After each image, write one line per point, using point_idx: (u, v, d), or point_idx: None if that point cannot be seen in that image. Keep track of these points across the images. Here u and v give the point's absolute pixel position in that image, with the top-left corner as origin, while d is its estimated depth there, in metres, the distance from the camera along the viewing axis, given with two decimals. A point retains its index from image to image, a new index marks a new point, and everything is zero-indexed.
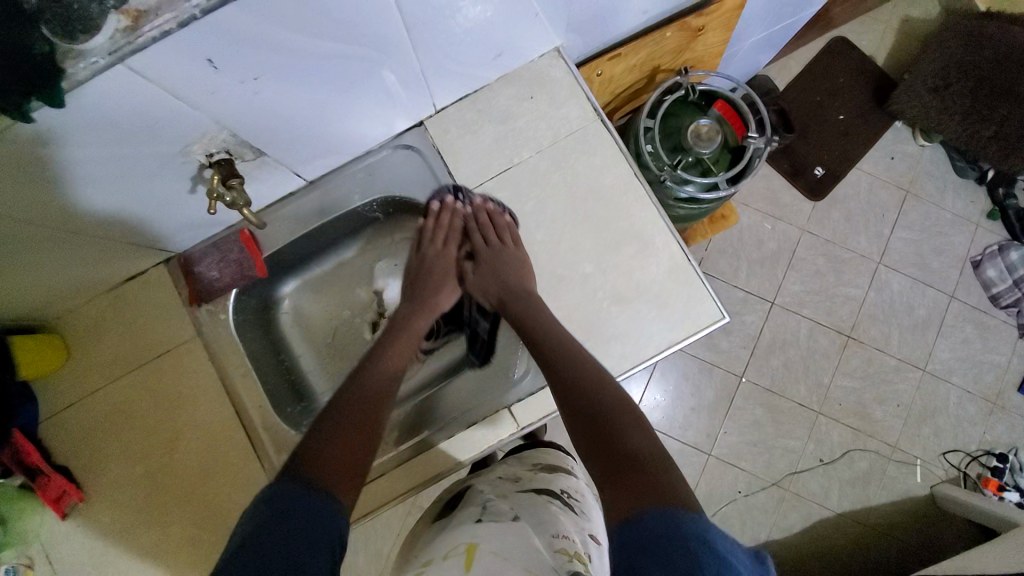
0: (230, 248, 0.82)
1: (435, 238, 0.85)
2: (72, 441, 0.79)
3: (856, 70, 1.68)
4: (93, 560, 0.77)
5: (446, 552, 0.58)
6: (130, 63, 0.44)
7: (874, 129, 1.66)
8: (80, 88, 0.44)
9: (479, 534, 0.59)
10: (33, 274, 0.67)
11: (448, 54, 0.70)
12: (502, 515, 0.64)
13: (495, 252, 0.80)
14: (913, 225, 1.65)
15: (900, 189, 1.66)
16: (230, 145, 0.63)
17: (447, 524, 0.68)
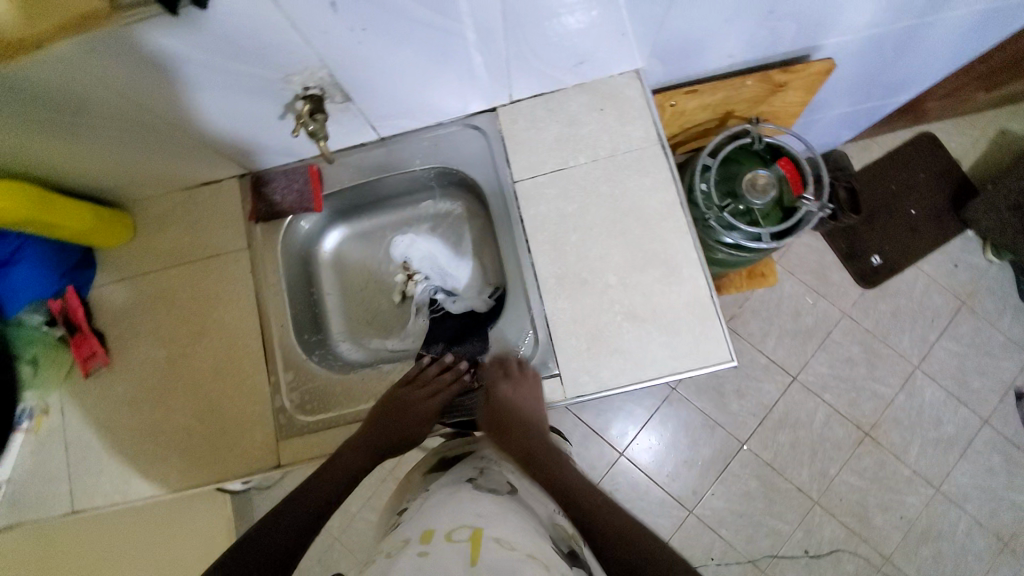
0: (296, 177, 0.88)
1: (426, 383, 0.84)
2: (113, 312, 0.87)
3: (937, 169, 1.64)
4: (100, 420, 0.85)
5: (448, 530, 0.59)
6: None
7: (942, 231, 1.61)
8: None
9: (483, 515, 0.62)
10: (127, 156, 0.77)
11: (535, 50, 0.74)
12: (498, 487, 0.72)
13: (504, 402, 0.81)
14: (962, 338, 1.57)
15: (956, 299, 1.59)
16: (324, 84, 0.70)
17: (437, 498, 0.70)
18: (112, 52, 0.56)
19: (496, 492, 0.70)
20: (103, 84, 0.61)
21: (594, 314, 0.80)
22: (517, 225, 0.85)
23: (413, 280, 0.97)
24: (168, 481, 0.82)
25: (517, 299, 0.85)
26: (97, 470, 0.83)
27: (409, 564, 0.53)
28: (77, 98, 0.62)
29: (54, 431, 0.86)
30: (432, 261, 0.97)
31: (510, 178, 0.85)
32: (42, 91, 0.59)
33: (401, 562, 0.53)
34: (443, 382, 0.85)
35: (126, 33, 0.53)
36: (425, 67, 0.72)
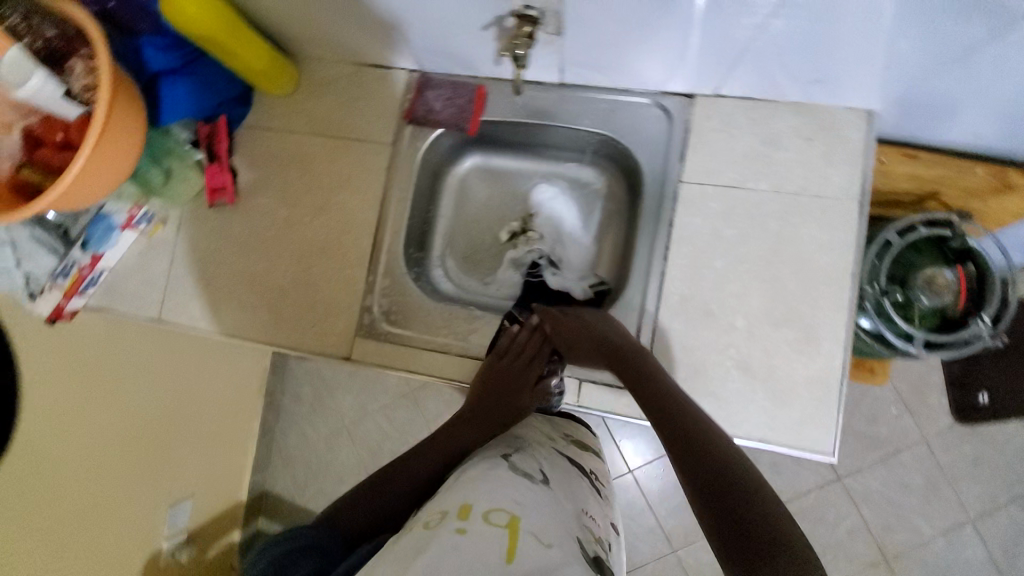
0: (462, 92, 0.83)
1: (518, 347, 0.84)
2: (253, 156, 0.89)
3: None
4: (206, 251, 0.88)
5: (485, 509, 0.54)
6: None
7: None
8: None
9: (521, 504, 0.56)
10: (322, 10, 0.74)
11: (776, 49, 0.65)
12: (533, 473, 0.64)
13: (579, 343, 0.79)
14: None
15: None
16: (550, 9, 0.63)
17: (471, 471, 0.63)
18: None
19: (530, 477, 0.62)
20: None
21: (705, 350, 0.73)
22: (663, 228, 0.76)
23: (526, 235, 0.93)
24: (250, 330, 0.86)
25: (629, 304, 0.78)
26: (191, 293, 0.88)
27: (445, 543, 0.48)
28: None
29: (165, 244, 0.90)
30: (562, 254, 0.92)
31: (677, 175, 0.76)
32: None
33: (436, 541, 0.49)
34: (529, 347, 0.85)
35: None
36: (652, 26, 0.64)
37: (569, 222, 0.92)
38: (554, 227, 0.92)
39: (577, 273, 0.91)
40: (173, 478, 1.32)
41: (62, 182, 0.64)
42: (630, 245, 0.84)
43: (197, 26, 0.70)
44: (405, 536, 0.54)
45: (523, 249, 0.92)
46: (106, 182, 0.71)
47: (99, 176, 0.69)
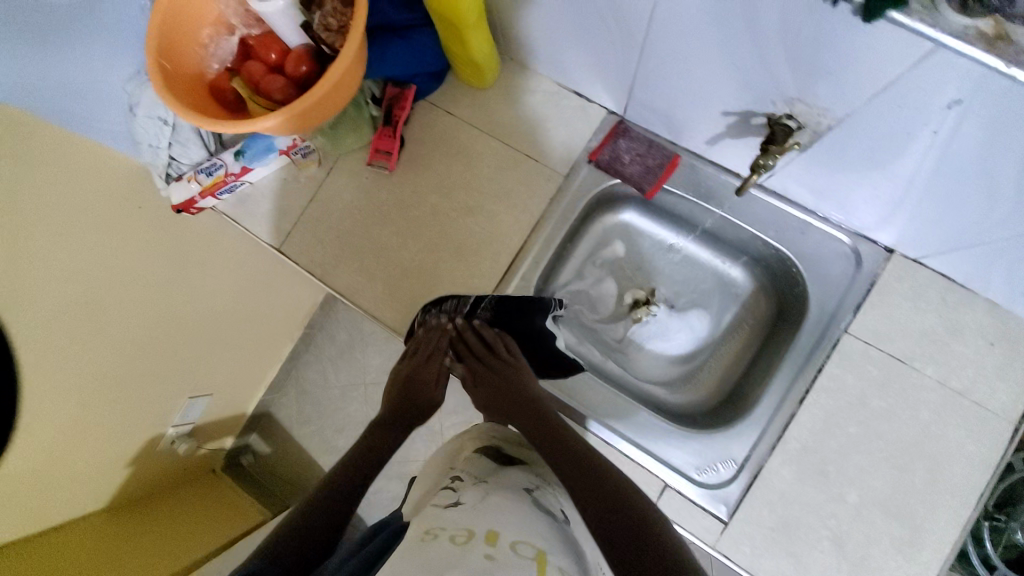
0: (655, 155, 0.80)
1: (426, 340, 0.85)
2: (425, 132, 0.87)
3: None
4: (348, 206, 0.88)
5: (514, 538, 0.50)
6: (965, 56, 0.41)
7: None
8: (900, 26, 0.42)
9: (545, 539, 0.53)
10: (567, 33, 0.72)
11: (1020, 255, 0.61)
12: (556, 510, 0.60)
13: (490, 369, 0.84)
14: None
15: None
16: (812, 129, 0.59)
17: (496, 494, 0.59)
18: None
19: (554, 514, 0.59)
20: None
21: (804, 507, 0.70)
22: (810, 370, 0.72)
23: (648, 309, 0.88)
24: (362, 296, 0.86)
25: (744, 430, 0.73)
26: (318, 238, 0.88)
27: (474, 567, 0.45)
28: None
29: (311, 182, 0.89)
30: (634, 347, 0.90)
31: (845, 325, 0.73)
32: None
33: (466, 563, 0.46)
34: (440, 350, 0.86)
35: None
36: (910, 182, 0.60)
37: (693, 319, 0.88)
38: (676, 314, 0.89)
39: (677, 365, 0.87)
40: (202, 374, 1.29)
41: (294, 109, 0.62)
42: (761, 367, 0.80)
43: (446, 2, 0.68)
44: (424, 545, 0.50)
45: (643, 322, 0.89)
46: (323, 117, 0.68)
47: (321, 112, 0.66)
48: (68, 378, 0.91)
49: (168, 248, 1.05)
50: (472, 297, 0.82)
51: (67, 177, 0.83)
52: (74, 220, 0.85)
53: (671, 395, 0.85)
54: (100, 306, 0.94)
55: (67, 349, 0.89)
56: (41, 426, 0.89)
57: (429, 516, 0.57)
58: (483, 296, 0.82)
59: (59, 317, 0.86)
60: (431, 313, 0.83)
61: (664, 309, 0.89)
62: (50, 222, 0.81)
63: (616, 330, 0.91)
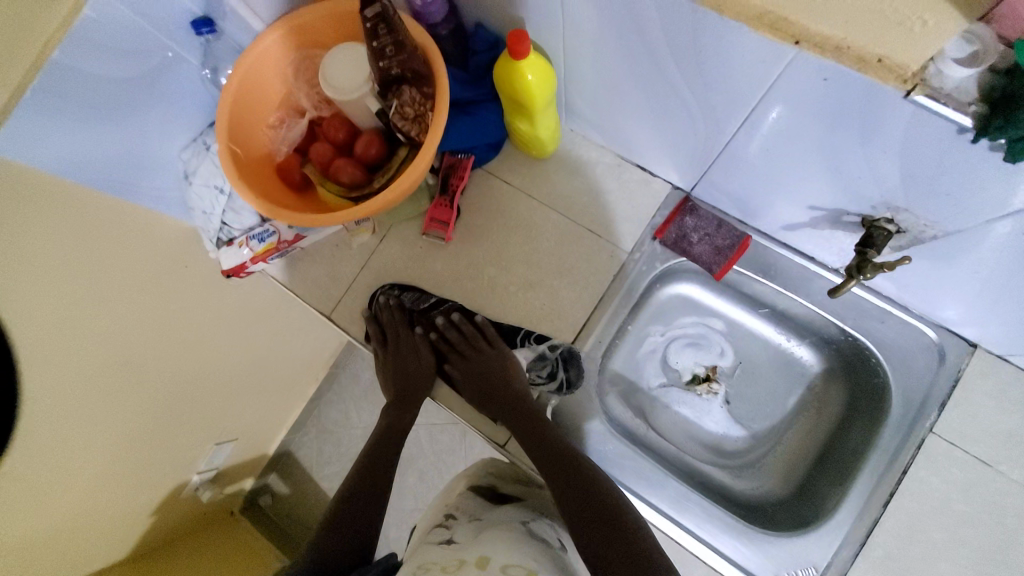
0: (724, 235, 0.77)
1: (392, 326, 0.84)
2: (482, 202, 0.85)
3: None
4: (402, 276, 0.86)
5: (504, 562, 0.59)
6: None
7: None
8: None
9: (538, 562, 0.60)
10: (639, 115, 0.70)
11: None
12: (550, 540, 0.69)
13: (467, 359, 0.83)
14: None
15: None
16: (912, 235, 0.57)
17: (489, 526, 0.67)
18: (824, 93, 0.47)
19: (549, 543, 0.68)
20: (754, 101, 0.53)
21: None
22: (894, 470, 0.69)
23: (708, 385, 0.85)
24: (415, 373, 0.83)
25: (825, 536, 0.69)
26: (371, 307, 0.86)
27: None
28: (716, 80, 0.54)
29: (362, 250, 0.87)
30: (675, 412, 0.85)
31: (929, 423, 0.69)
32: (709, 49, 0.50)
33: None
34: (408, 336, 0.85)
35: (891, 102, 0.43)
36: (1013, 290, 0.57)
37: (757, 403, 0.84)
38: (737, 393, 0.84)
39: (735, 443, 0.83)
40: (228, 418, 1.14)
41: (396, 191, 0.62)
42: (836, 459, 0.76)
43: (516, 87, 0.66)
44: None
45: (702, 400, 0.85)
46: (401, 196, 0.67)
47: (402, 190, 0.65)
48: (105, 439, 0.83)
49: (207, 295, 0.96)
50: (438, 296, 0.84)
51: (120, 235, 0.78)
52: (88, 254, 0.73)
53: (737, 483, 0.80)
54: (112, 330, 0.79)
55: (103, 412, 0.81)
56: (66, 490, 0.79)
57: (425, 553, 0.65)
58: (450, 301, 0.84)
59: (94, 384, 0.78)
60: (392, 299, 0.83)
61: (728, 387, 0.85)
62: (84, 264, 0.72)
63: (674, 409, 0.86)
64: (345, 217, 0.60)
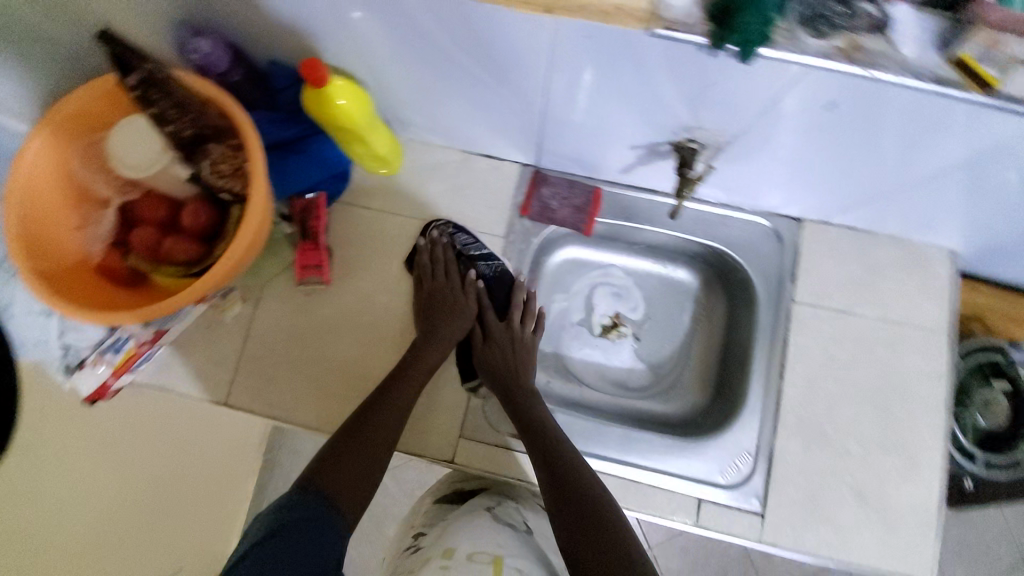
0: (578, 193, 0.83)
1: (440, 269, 0.80)
2: (348, 234, 0.83)
3: None
4: (290, 334, 0.81)
5: (469, 550, 0.62)
6: (832, 69, 0.47)
7: None
8: (774, 59, 0.46)
9: (502, 546, 0.63)
10: (461, 107, 0.72)
11: (904, 198, 0.70)
12: (517, 523, 0.70)
13: (509, 338, 0.80)
14: None
15: None
16: (714, 146, 0.65)
17: (456, 518, 0.70)
18: (592, 47, 0.51)
19: (516, 526, 0.69)
20: (545, 67, 0.57)
21: (821, 472, 0.75)
22: (778, 345, 0.78)
23: (617, 330, 0.90)
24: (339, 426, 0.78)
25: (746, 423, 0.77)
26: (268, 377, 0.80)
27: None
28: (507, 60, 0.58)
29: (239, 322, 0.81)
30: (588, 358, 0.90)
31: (790, 294, 0.80)
32: (484, 32, 0.54)
33: None
34: (454, 277, 0.81)
35: (641, 42, 0.48)
36: (809, 165, 0.66)
37: (661, 330, 0.91)
38: (643, 328, 0.91)
39: (655, 371, 0.89)
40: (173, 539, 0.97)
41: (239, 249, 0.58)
42: (734, 353, 0.84)
43: (330, 113, 0.65)
44: None
45: (617, 346, 0.90)
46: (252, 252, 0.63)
47: (252, 247, 0.62)
48: None
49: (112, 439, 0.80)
50: (488, 251, 0.82)
51: None
52: None
53: (668, 407, 0.86)
54: (11, 447, 0.68)
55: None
56: None
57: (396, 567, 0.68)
58: (501, 263, 0.82)
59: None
60: (450, 242, 0.81)
61: (635, 326, 0.91)
62: None
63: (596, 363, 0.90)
64: (193, 294, 0.55)
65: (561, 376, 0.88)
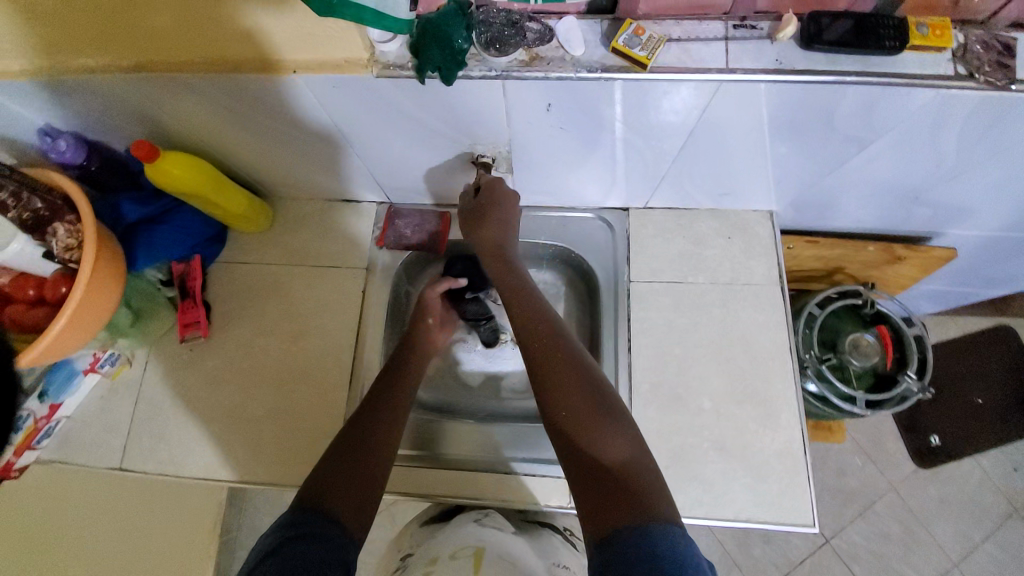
0: (430, 220, 0.92)
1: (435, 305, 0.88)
2: (227, 289, 0.91)
3: (1016, 367, 1.49)
4: (177, 388, 0.87)
5: (451, 552, 0.64)
6: (521, 79, 0.57)
7: (1011, 430, 1.44)
8: (470, 79, 0.57)
9: (482, 541, 0.66)
10: (297, 162, 0.83)
11: (690, 175, 0.79)
12: (503, 526, 0.74)
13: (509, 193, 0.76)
14: (1012, 551, 1.35)
15: (1010, 505, 1.39)
16: (501, 156, 0.75)
17: (444, 530, 0.74)
18: (345, 92, 0.62)
19: (500, 529, 0.72)
20: (328, 112, 0.68)
21: (681, 433, 0.79)
22: (623, 321, 0.85)
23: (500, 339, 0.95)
24: (226, 467, 0.82)
25: None
26: (158, 431, 0.85)
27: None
28: (298, 113, 0.69)
29: (132, 384, 0.88)
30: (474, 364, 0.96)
31: (627, 275, 0.87)
32: (260, 93, 0.65)
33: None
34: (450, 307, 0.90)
35: (374, 82, 0.59)
36: (591, 159, 0.76)
37: None
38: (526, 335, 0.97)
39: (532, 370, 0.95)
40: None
41: (81, 280, 0.66)
42: (596, 339, 0.90)
43: (175, 181, 0.76)
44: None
45: (501, 352, 0.96)
46: (110, 297, 0.72)
47: (104, 288, 0.70)
48: None
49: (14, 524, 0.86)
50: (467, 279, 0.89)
51: None
52: None
53: None
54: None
55: None
56: None
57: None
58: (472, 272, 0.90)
59: None
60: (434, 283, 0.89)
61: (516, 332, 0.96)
62: None
63: (476, 376, 0.95)
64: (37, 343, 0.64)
65: (453, 386, 0.94)
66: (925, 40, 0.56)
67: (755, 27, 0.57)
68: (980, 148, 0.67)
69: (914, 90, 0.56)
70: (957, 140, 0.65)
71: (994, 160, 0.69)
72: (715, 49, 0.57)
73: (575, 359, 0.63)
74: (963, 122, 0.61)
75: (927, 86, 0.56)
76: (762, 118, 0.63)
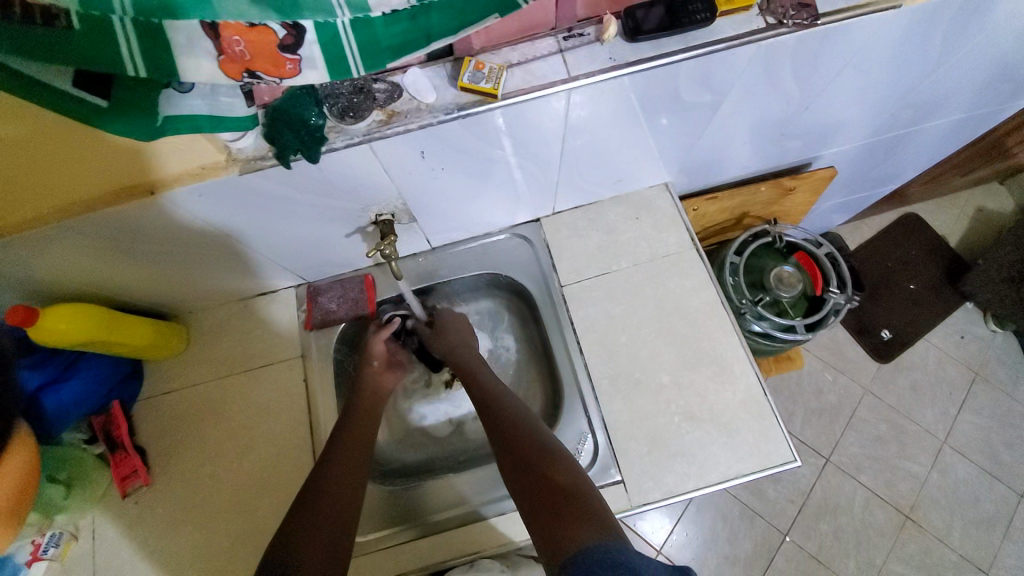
0: (352, 286, 0.90)
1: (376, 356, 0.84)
2: (159, 425, 0.85)
3: (926, 247, 1.64)
4: (130, 549, 0.78)
5: None
6: (384, 138, 0.58)
7: (941, 304, 1.58)
8: (333, 152, 0.57)
9: None
10: (194, 275, 0.80)
11: (581, 173, 0.82)
12: None
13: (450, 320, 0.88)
14: (981, 411, 1.47)
15: (970, 370, 1.51)
16: (399, 210, 0.75)
17: None
18: (215, 195, 0.61)
19: None
20: (206, 219, 0.66)
21: (652, 415, 0.80)
22: (566, 326, 0.87)
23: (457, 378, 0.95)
24: None
25: (574, 410, 0.83)
26: None
27: None
28: (174, 230, 0.66)
29: (80, 564, 0.78)
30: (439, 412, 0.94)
31: (556, 281, 0.89)
32: (121, 224, 0.62)
33: None
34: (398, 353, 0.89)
35: (241, 180, 0.58)
36: (484, 188, 0.77)
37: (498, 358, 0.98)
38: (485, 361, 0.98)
39: None
40: None
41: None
42: (549, 350, 0.91)
43: (67, 337, 0.70)
44: None
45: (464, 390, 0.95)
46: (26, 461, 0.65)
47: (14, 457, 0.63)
48: None
49: None
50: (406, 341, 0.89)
51: None
52: None
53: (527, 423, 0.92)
54: None
55: None
56: None
57: None
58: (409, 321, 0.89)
59: None
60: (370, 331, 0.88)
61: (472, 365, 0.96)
62: None
63: (446, 426, 0.94)
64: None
65: (424, 444, 0.92)
66: (733, 3, 0.61)
67: (582, 34, 0.62)
68: (814, 80, 0.74)
69: (736, 50, 0.62)
70: (792, 79, 0.72)
71: (829, 88, 0.77)
72: (554, 62, 0.61)
73: (525, 422, 0.72)
74: (789, 64, 0.68)
75: (748, 43, 0.62)
76: (618, 109, 0.67)
